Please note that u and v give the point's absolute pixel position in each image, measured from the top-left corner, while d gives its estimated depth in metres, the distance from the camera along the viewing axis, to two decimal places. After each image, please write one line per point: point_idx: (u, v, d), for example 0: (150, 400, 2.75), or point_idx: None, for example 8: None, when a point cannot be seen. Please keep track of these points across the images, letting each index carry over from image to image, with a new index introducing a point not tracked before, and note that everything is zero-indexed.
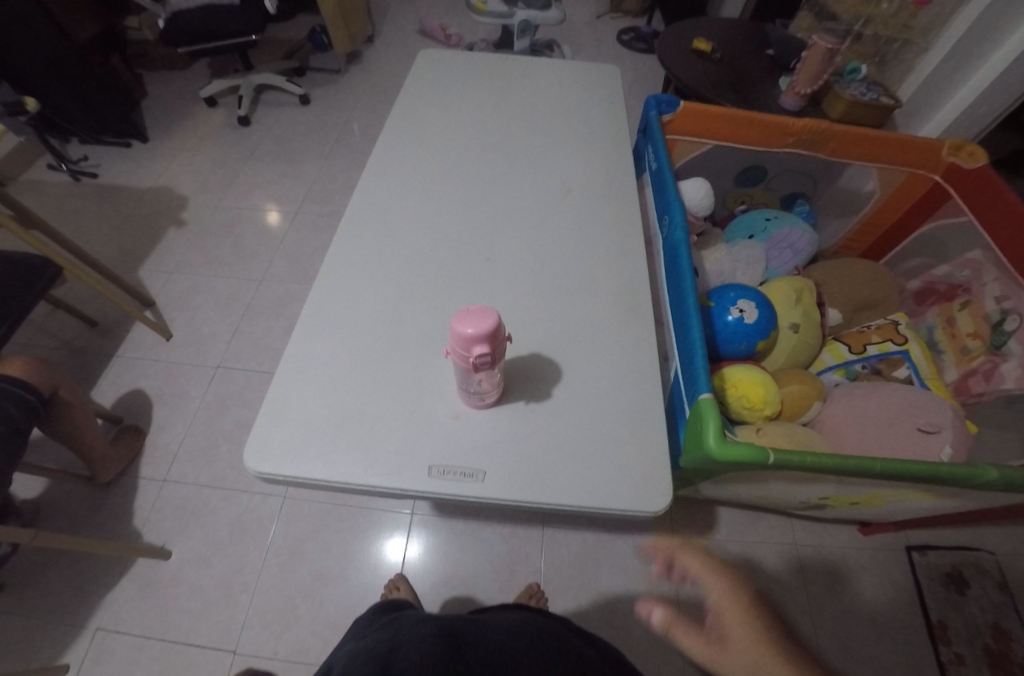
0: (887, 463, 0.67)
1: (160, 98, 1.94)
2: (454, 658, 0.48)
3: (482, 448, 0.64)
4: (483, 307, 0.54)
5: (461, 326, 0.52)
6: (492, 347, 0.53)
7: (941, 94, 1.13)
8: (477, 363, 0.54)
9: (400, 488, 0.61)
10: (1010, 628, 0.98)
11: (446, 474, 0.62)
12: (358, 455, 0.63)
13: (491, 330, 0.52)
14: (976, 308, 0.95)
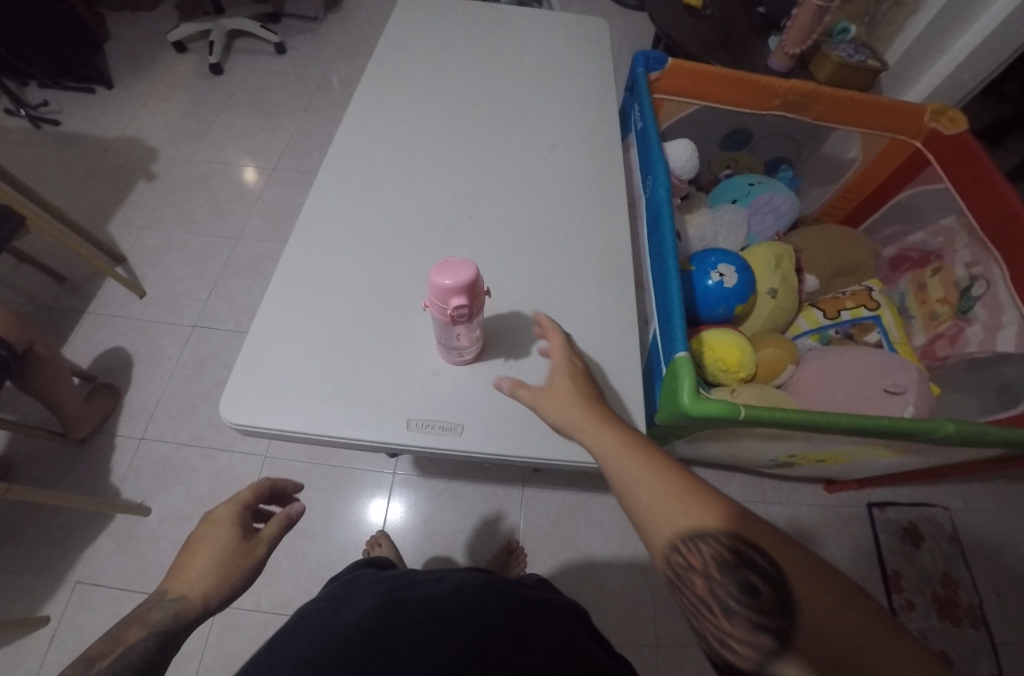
0: (851, 418, 0.69)
1: (124, 41, 1.83)
2: (393, 610, 0.45)
3: (461, 403, 0.65)
4: (461, 260, 0.53)
5: (438, 278, 0.51)
6: (470, 300, 0.53)
7: (929, 57, 1.12)
8: (454, 315, 0.53)
9: (379, 440, 0.62)
10: (958, 576, 1.05)
11: (426, 426, 0.63)
12: (338, 407, 0.63)
13: (469, 283, 0.51)
14: (946, 275, 0.98)
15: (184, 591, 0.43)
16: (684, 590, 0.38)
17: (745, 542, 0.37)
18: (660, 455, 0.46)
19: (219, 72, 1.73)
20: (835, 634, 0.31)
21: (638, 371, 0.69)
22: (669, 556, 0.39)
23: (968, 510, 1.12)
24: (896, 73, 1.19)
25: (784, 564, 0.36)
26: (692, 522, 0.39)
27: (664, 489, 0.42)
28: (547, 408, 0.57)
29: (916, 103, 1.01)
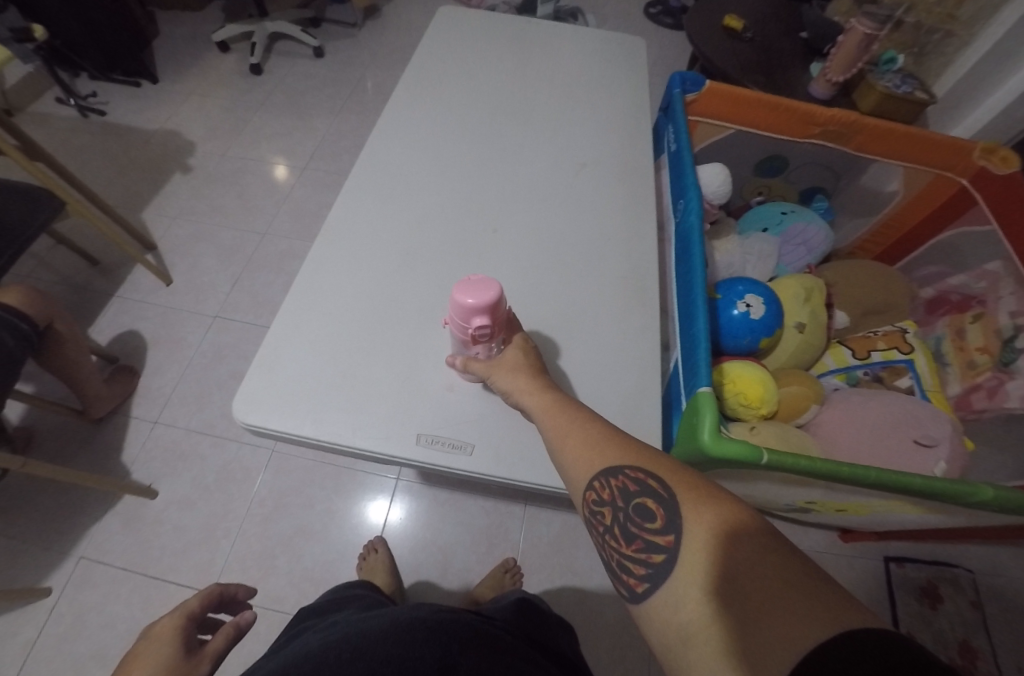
0: (882, 473, 0.65)
1: (172, 39, 1.91)
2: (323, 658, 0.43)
3: (473, 422, 0.64)
4: (486, 278, 0.53)
5: (461, 300, 0.51)
6: (491, 320, 0.53)
7: (982, 91, 1.07)
8: (474, 334, 0.53)
9: (387, 453, 0.62)
10: (978, 645, 0.96)
11: (436, 443, 0.62)
12: (349, 416, 0.63)
13: (492, 304, 0.51)
14: (988, 322, 0.92)
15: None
16: (598, 524, 0.42)
17: (644, 473, 0.41)
18: (582, 409, 0.50)
19: (258, 72, 1.79)
20: (705, 532, 0.34)
21: (657, 402, 0.67)
22: (586, 495, 0.44)
23: (996, 574, 1.05)
24: (944, 106, 1.13)
25: (671, 484, 0.38)
26: (601, 462, 0.44)
27: (582, 439, 0.46)
28: (500, 377, 0.57)
29: (967, 139, 0.95)
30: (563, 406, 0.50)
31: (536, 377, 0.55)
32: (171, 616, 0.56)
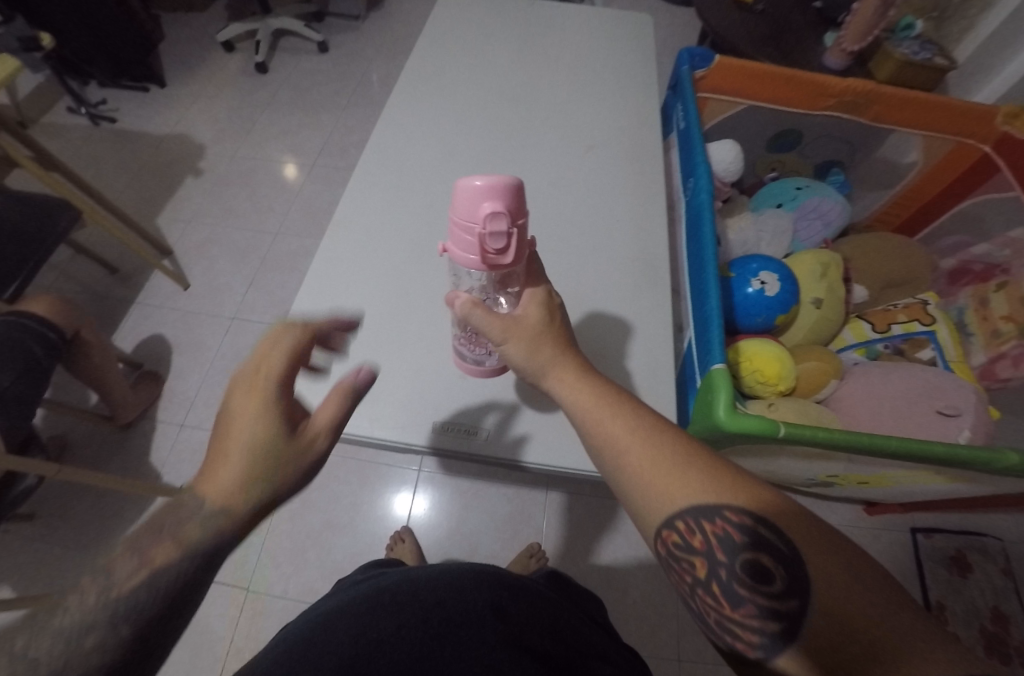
0: (902, 442, 0.65)
1: (177, 40, 1.90)
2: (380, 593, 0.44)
3: (486, 408, 0.65)
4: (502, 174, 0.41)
5: (469, 185, 0.39)
6: (508, 215, 0.39)
7: (1005, 54, 1.04)
8: (485, 234, 0.39)
9: (403, 441, 0.63)
10: (1010, 612, 0.97)
11: (450, 430, 0.63)
12: (364, 406, 0.64)
13: (509, 189, 0.38)
14: (1012, 290, 0.91)
15: (217, 500, 0.35)
16: (683, 568, 0.37)
17: (750, 519, 0.34)
18: (650, 421, 0.41)
19: (263, 70, 1.78)
20: (826, 576, 0.31)
21: (670, 382, 0.67)
22: (665, 533, 0.37)
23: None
24: (965, 72, 1.11)
25: (797, 539, 0.33)
26: (690, 501, 0.36)
27: (659, 467, 0.38)
28: (514, 347, 0.46)
29: (988, 104, 0.94)
30: (622, 422, 0.41)
31: (580, 377, 0.45)
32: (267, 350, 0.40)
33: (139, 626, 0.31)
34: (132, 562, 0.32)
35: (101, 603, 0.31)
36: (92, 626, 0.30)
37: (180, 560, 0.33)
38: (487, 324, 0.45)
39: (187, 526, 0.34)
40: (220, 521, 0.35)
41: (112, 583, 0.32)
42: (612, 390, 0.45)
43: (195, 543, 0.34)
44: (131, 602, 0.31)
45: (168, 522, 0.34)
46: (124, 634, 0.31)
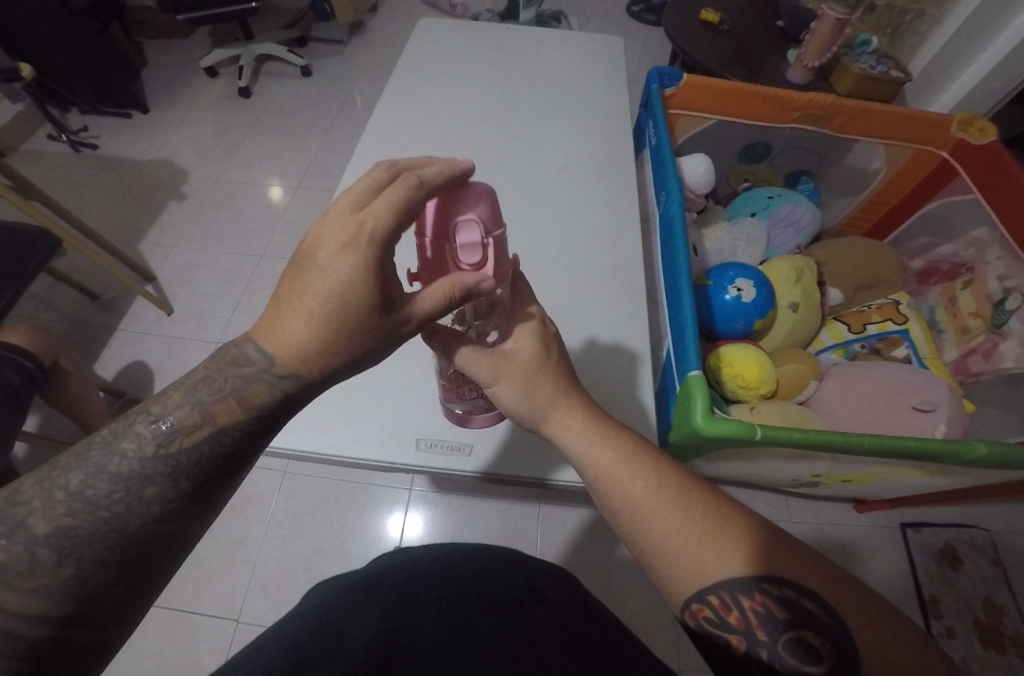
0: (876, 440, 0.66)
1: (159, 67, 1.92)
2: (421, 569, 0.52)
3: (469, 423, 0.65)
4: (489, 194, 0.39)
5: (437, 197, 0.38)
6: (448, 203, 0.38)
7: (956, 66, 1.10)
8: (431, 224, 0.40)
9: (388, 461, 0.63)
10: (1002, 602, 0.99)
11: (435, 447, 0.63)
12: (347, 427, 0.64)
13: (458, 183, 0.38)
14: (978, 287, 0.95)
15: (288, 354, 0.38)
16: (719, 645, 0.38)
17: (790, 591, 0.37)
18: (675, 486, 0.44)
19: (247, 95, 1.79)
20: (855, 618, 0.34)
21: (648, 391, 0.69)
22: (697, 608, 0.39)
23: (1009, 531, 1.07)
24: (921, 83, 1.17)
25: (837, 606, 0.35)
26: (725, 572, 0.38)
27: (690, 536, 0.41)
28: (507, 387, 0.48)
29: (942, 113, 0.99)
30: (654, 490, 0.44)
31: (609, 439, 0.48)
32: (381, 201, 0.35)
33: (196, 484, 0.37)
34: (194, 418, 0.37)
35: (158, 454, 0.36)
36: (153, 477, 0.35)
37: (236, 424, 0.39)
38: (478, 364, 0.47)
39: (250, 391, 0.39)
40: (288, 386, 0.39)
41: (170, 436, 0.36)
42: (624, 442, 0.48)
43: (253, 409, 0.39)
44: (188, 458, 0.36)
45: (231, 382, 0.39)
46: (185, 488, 0.36)
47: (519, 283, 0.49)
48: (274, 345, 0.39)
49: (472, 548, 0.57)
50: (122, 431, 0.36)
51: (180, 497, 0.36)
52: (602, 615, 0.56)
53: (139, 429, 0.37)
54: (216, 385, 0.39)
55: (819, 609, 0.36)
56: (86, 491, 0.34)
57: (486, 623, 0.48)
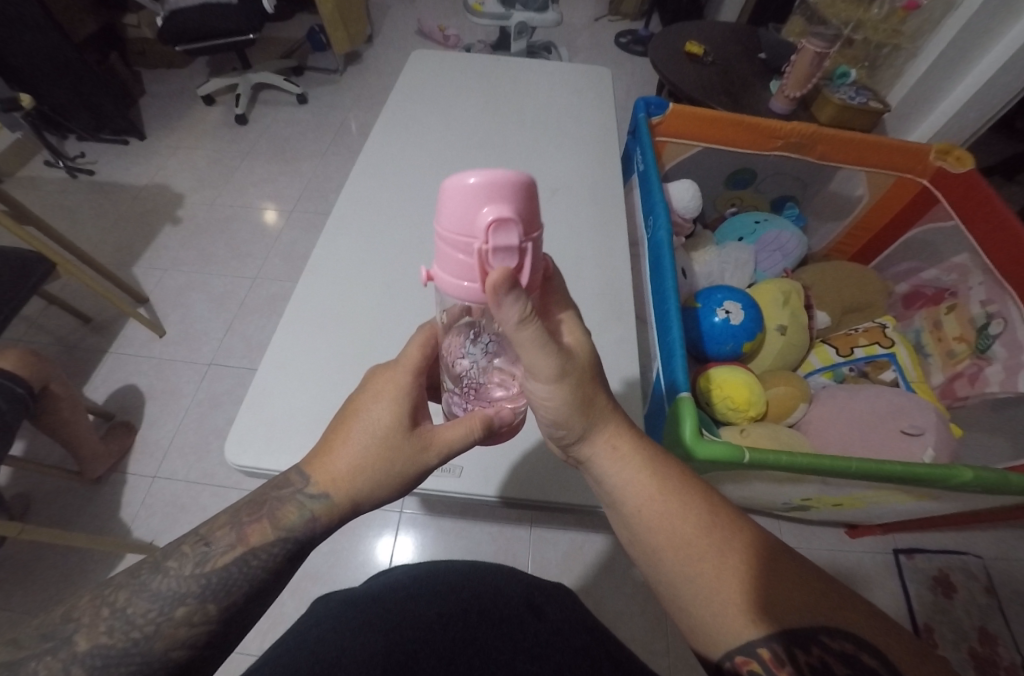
0: (864, 463, 0.66)
1: (158, 95, 1.96)
2: (432, 587, 0.53)
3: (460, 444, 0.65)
4: (509, 193, 0.32)
5: (460, 188, 0.32)
6: (477, 210, 0.33)
7: (932, 98, 1.14)
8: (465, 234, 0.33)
9: None
10: (996, 631, 0.98)
11: None
12: None
13: (486, 186, 0.32)
14: (962, 312, 0.96)
15: (322, 481, 0.45)
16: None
17: (848, 645, 0.36)
18: (727, 525, 0.44)
19: (243, 122, 1.83)
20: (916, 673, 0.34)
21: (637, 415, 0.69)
22: (742, 660, 0.38)
23: (1002, 557, 1.06)
24: (899, 114, 1.21)
25: (892, 655, 0.35)
26: (782, 623, 0.38)
27: (741, 579, 0.40)
28: (567, 388, 0.43)
29: (920, 143, 1.02)
30: (707, 528, 0.44)
31: (657, 472, 0.47)
32: (413, 346, 0.47)
33: (221, 608, 0.40)
34: (230, 539, 0.42)
35: (195, 573, 0.40)
36: (185, 598, 0.39)
37: (265, 545, 0.43)
38: (552, 356, 0.40)
39: (285, 512, 0.44)
40: (317, 508, 0.44)
41: (209, 557, 0.41)
42: (672, 475, 0.47)
43: (282, 532, 0.44)
44: (217, 579, 0.41)
45: (269, 504, 0.44)
46: (210, 611, 0.40)
47: (551, 286, 0.48)
48: (316, 470, 0.46)
49: (468, 562, 0.59)
50: (171, 551, 0.42)
51: (205, 621, 0.39)
52: (602, 632, 0.54)
53: (184, 548, 0.41)
54: (257, 507, 0.44)
55: (875, 662, 0.35)
56: (128, 609, 0.38)
57: (479, 646, 0.48)
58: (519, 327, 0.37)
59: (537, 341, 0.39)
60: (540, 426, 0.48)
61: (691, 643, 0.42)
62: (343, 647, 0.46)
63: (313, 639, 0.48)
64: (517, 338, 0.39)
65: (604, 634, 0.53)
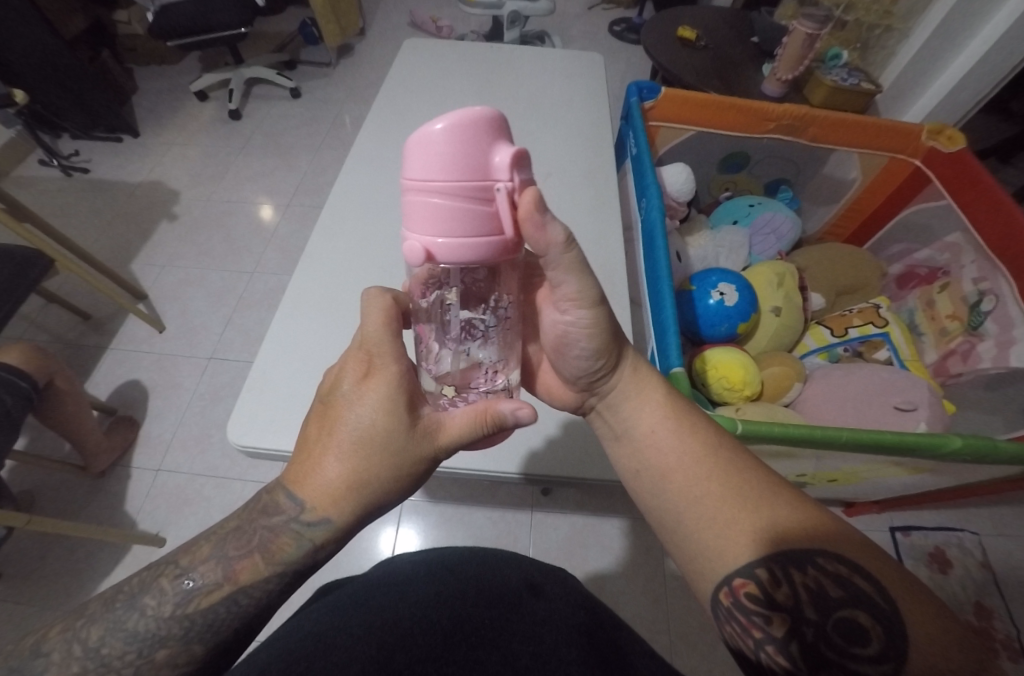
0: (856, 434, 0.67)
1: (151, 93, 1.95)
2: (435, 570, 0.55)
3: None
4: (479, 128, 0.34)
5: (433, 141, 0.34)
6: (461, 151, 0.34)
7: (924, 78, 1.14)
8: (462, 179, 0.34)
9: None
10: (991, 605, 0.99)
11: None
12: None
13: (459, 126, 0.33)
14: (954, 290, 0.97)
15: (317, 493, 0.44)
16: (755, 625, 0.38)
17: (843, 568, 0.37)
18: (732, 451, 0.46)
19: (237, 117, 1.83)
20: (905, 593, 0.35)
21: None
22: (739, 583, 0.39)
23: (998, 534, 1.08)
24: (892, 96, 1.21)
25: (878, 573, 0.36)
26: (779, 546, 0.39)
27: (738, 500, 0.42)
28: (605, 314, 0.47)
29: (912, 123, 1.03)
30: (713, 450, 0.46)
31: (671, 396, 0.52)
32: (372, 323, 0.46)
33: (207, 647, 0.42)
34: (217, 577, 0.42)
35: (176, 615, 0.41)
36: (166, 640, 0.41)
37: (257, 581, 0.43)
38: (597, 277, 0.44)
39: (282, 544, 0.44)
40: (317, 537, 0.44)
41: (191, 596, 0.42)
42: (683, 409, 0.51)
43: (279, 566, 0.44)
44: (202, 621, 0.41)
45: (260, 536, 0.44)
46: (194, 651, 0.41)
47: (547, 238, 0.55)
48: (308, 493, 0.44)
49: (469, 549, 0.60)
50: (149, 585, 0.43)
51: (191, 661, 0.41)
52: (600, 609, 0.56)
53: (163, 583, 0.42)
54: (245, 539, 0.44)
55: (866, 581, 0.36)
56: (103, 649, 0.40)
57: (483, 623, 0.49)
58: (565, 250, 0.40)
59: (579, 265, 0.42)
60: (577, 366, 0.51)
61: (688, 572, 0.43)
62: (349, 624, 0.48)
63: (322, 618, 0.50)
64: (562, 264, 0.41)
65: (604, 616, 0.54)
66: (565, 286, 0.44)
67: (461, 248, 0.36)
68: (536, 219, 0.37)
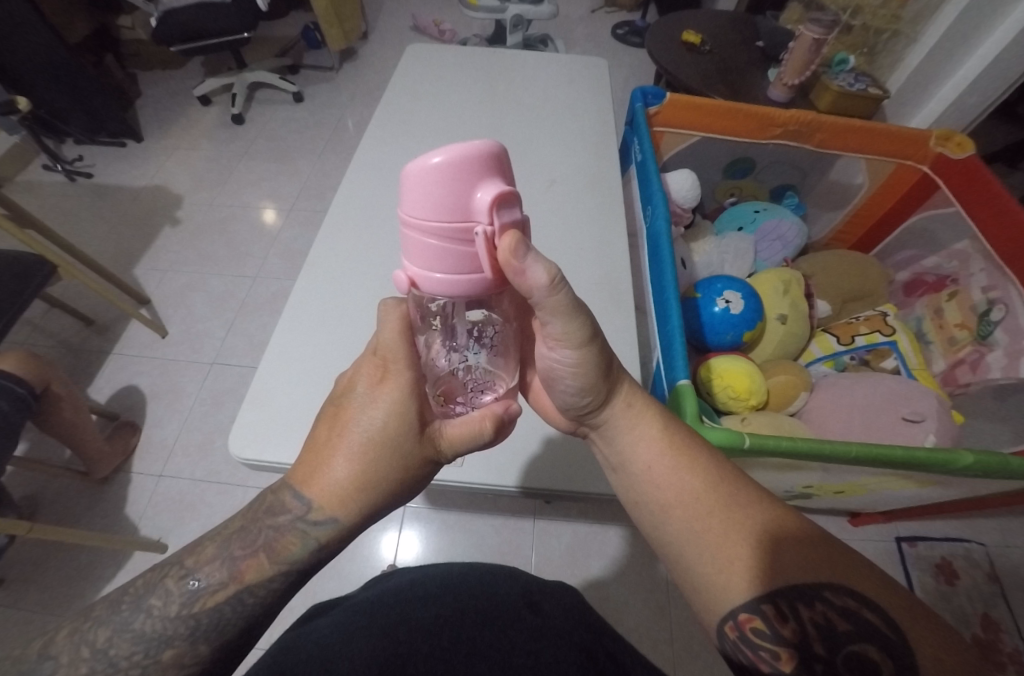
0: (865, 447, 0.66)
1: (154, 98, 1.96)
2: (437, 590, 0.54)
3: None
4: (474, 164, 0.33)
5: (426, 173, 0.33)
6: (450, 186, 0.33)
7: (932, 84, 1.13)
8: (446, 213, 0.34)
9: None
10: (999, 618, 0.98)
11: None
12: None
13: (451, 160, 0.32)
14: (963, 299, 0.96)
15: (320, 497, 0.43)
16: (762, 659, 0.37)
17: (851, 602, 0.36)
18: (736, 483, 0.45)
19: (240, 121, 1.83)
20: (918, 623, 0.34)
21: None
22: (745, 618, 0.39)
23: (1005, 544, 1.07)
24: (899, 101, 1.20)
25: (887, 603, 0.36)
26: (783, 581, 0.38)
27: (740, 536, 0.41)
28: (595, 352, 0.46)
29: (921, 129, 1.01)
30: (713, 483, 0.45)
31: (667, 428, 0.51)
32: (388, 331, 0.44)
33: (213, 647, 0.40)
34: (224, 576, 0.41)
35: (182, 614, 0.40)
36: (172, 639, 0.39)
37: (263, 580, 0.42)
38: (585, 321, 0.43)
39: (287, 544, 0.43)
40: (322, 535, 0.43)
41: (196, 596, 0.41)
42: (683, 439, 0.50)
43: (283, 564, 0.43)
44: (208, 620, 0.40)
45: (265, 536, 0.43)
46: (201, 651, 0.40)
47: None
48: (316, 492, 0.43)
49: (467, 564, 0.60)
50: (155, 585, 0.41)
51: (197, 661, 0.40)
52: (600, 625, 0.55)
53: (169, 584, 0.41)
54: (250, 539, 0.43)
55: (876, 613, 0.35)
56: (111, 651, 0.38)
57: (488, 639, 0.48)
58: (550, 293, 0.38)
59: (566, 306, 0.40)
60: (566, 398, 0.51)
61: (697, 606, 0.42)
62: (349, 643, 0.47)
63: (321, 639, 0.49)
64: (547, 305, 0.40)
65: (602, 630, 0.54)
66: (552, 327, 0.43)
67: (443, 282, 0.37)
68: (515, 265, 0.36)
